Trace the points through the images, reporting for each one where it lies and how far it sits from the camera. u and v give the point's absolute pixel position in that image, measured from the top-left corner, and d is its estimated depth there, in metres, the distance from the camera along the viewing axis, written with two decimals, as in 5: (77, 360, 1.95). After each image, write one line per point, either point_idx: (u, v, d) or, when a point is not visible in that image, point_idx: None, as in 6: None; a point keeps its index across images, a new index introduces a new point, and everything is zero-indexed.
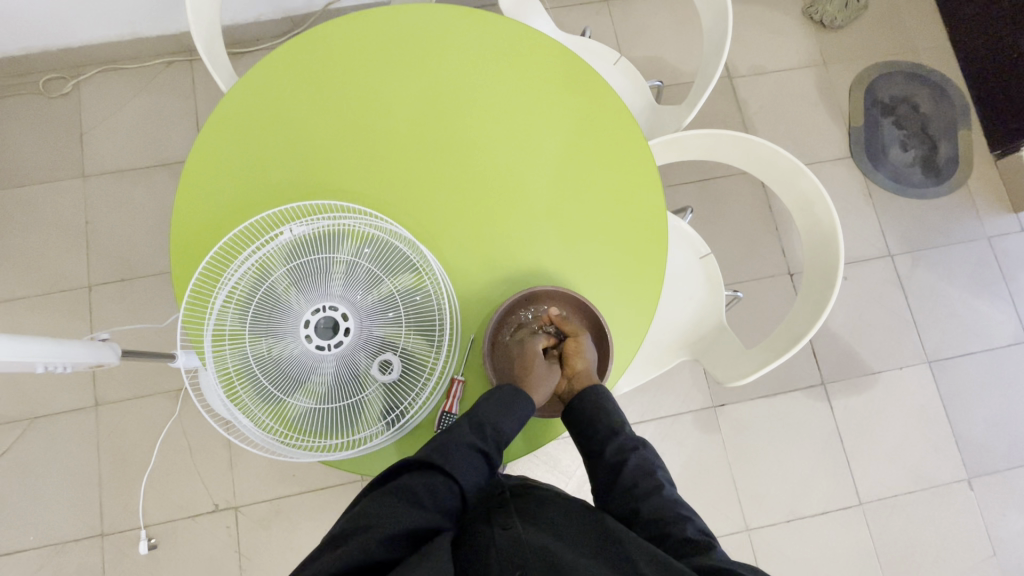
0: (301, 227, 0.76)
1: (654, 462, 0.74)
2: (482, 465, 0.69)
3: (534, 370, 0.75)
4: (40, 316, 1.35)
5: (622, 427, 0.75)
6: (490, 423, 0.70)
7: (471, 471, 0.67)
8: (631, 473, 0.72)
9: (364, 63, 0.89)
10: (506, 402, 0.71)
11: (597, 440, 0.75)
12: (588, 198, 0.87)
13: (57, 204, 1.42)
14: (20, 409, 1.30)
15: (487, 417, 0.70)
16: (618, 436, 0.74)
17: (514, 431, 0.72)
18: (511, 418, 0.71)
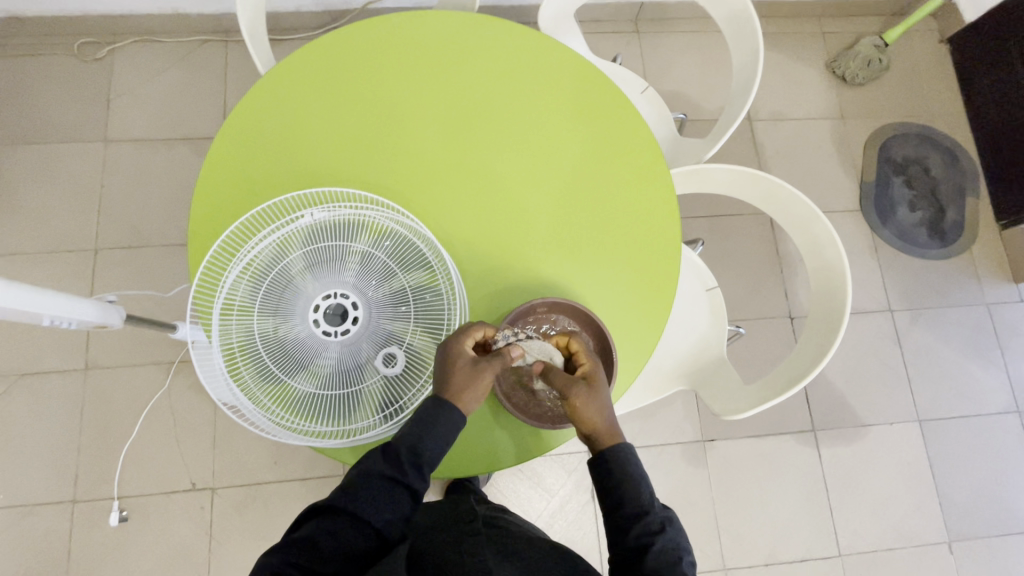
0: (320, 212, 0.76)
1: (681, 548, 0.69)
2: (399, 495, 0.69)
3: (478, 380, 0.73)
4: (42, 273, 1.35)
5: (649, 508, 0.70)
6: (408, 447, 0.70)
7: (383, 506, 0.68)
8: (655, 560, 0.67)
9: (400, 61, 0.91)
10: (428, 420, 0.71)
11: (624, 514, 0.70)
12: (601, 217, 0.88)
13: (74, 165, 1.42)
14: (10, 363, 1.30)
15: (406, 442, 0.70)
16: (641, 518, 0.69)
17: (439, 448, 0.71)
18: (431, 437, 0.70)
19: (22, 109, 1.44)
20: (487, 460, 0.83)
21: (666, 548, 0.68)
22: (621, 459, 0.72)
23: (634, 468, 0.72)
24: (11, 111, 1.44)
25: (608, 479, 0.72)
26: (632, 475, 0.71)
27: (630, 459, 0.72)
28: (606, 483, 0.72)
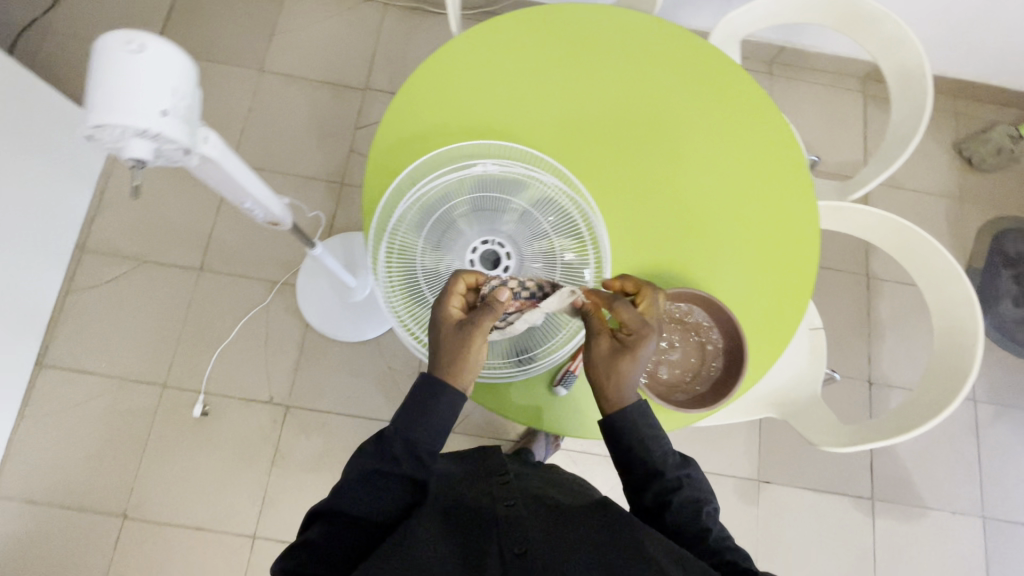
0: (495, 164, 0.83)
1: (702, 496, 0.74)
2: (393, 484, 0.73)
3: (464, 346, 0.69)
4: (182, 176, 1.46)
5: (665, 467, 0.72)
6: (403, 440, 0.71)
7: (381, 497, 0.73)
8: (676, 514, 0.72)
9: (582, 45, 0.96)
10: (422, 405, 0.70)
11: (640, 477, 0.73)
12: (743, 232, 0.89)
13: (229, 85, 1.53)
14: (136, 249, 1.40)
15: (396, 431, 0.72)
16: (660, 478, 0.72)
17: (435, 430, 0.72)
18: (421, 428, 0.71)
19: (196, 26, 1.57)
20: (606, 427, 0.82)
21: (686, 501, 0.72)
22: (637, 421, 0.71)
23: (647, 427, 0.72)
24: (187, 26, 1.57)
25: (624, 450, 0.72)
26: (646, 436, 0.72)
27: (645, 417, 0.71)
28: (620, 449, 0.72)
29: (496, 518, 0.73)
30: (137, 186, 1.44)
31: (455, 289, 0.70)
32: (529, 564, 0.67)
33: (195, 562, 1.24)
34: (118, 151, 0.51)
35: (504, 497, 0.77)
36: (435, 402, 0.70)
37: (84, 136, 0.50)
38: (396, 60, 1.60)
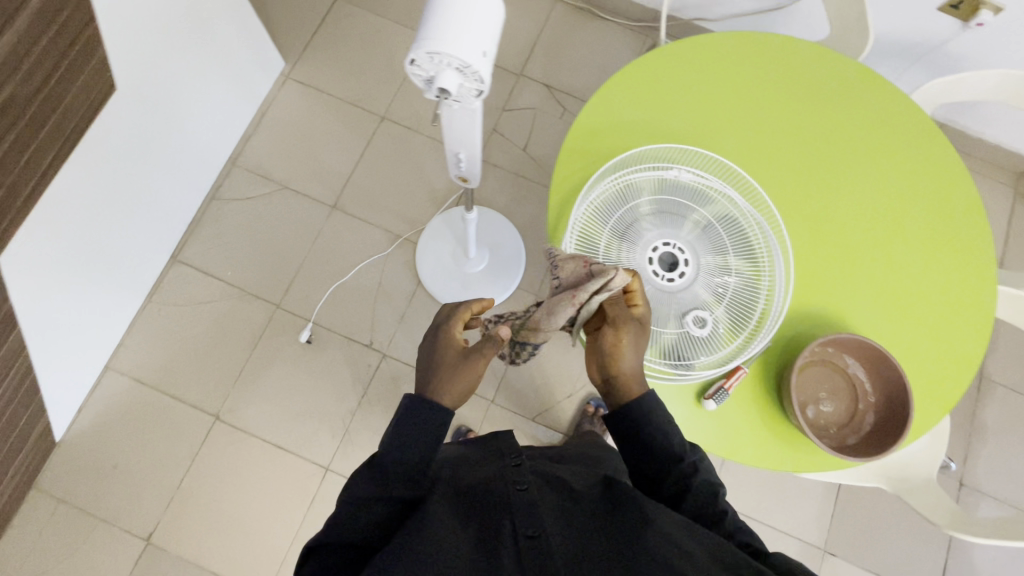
0: (689, 173, 0.84)
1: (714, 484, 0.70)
2: (382, 506, 0.63)
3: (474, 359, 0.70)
4: (336, 117, 1.54)
5: (678, 454, 0.70)
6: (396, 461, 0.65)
7: (372, 521, 0.62)
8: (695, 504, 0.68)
9: (792, 75, 0.93)
10: (409, 418, 0.67)
11: (655, 467, 0.71)
12: (915, 301, 0.86)
13: (396, 42, 1.60)
14: (281, 174, 1.49)
15: (385, 455, 0.66)
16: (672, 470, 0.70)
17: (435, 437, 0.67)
18: (413, 431, 0.66)
19: None
20: (746, 451, 0.79)
21: (699, 489, 0.69)
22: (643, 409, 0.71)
23: (660, 419, 0.71)
24: None
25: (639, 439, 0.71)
26: (657, 425, 0.70)
27: (656, 407, 0.71)
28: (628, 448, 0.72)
29: (507, 499, 0.65)
30: (294, 117, 1.52)
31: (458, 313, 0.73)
32: (544, 547, 0.59)
33: (269, 477, 1.29)
34: (441, 82, 0.54)
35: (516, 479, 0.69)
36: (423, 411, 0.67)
37: (411, 62, 0.53)
38: (555, 54, 1.63)
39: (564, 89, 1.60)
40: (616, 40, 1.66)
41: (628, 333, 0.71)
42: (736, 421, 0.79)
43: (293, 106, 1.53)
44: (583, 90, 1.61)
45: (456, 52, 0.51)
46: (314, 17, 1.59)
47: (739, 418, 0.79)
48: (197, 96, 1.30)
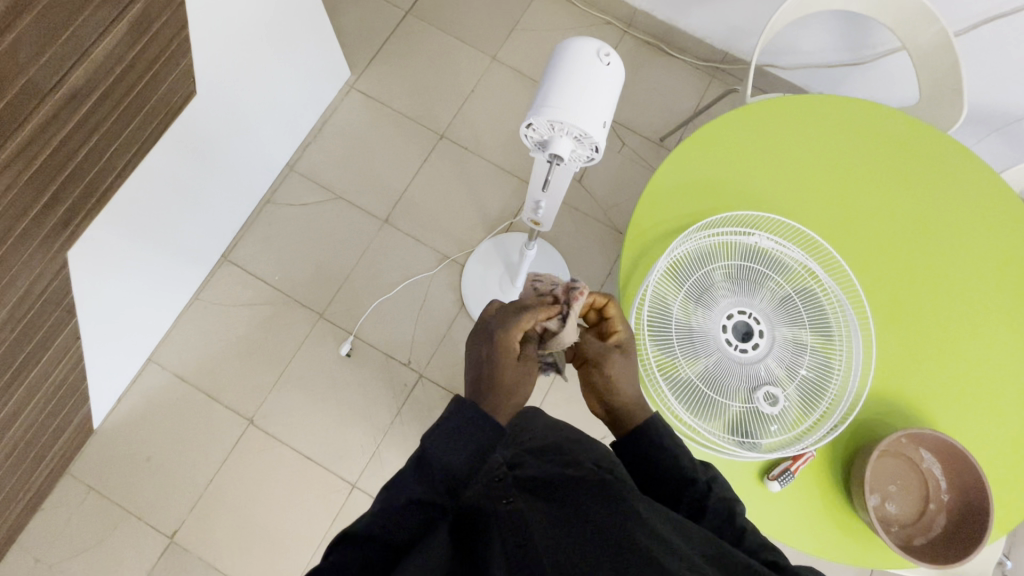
0: (771, 242, 0.82)
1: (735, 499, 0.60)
2: None
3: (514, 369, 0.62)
4: (397, 132, 1.55)
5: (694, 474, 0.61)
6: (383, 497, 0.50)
7: None
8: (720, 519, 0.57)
9: (886, 149, 0.91)
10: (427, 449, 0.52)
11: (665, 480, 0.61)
12: (996, 397, 0.82)
13: (462, 64, 1.61)
14: (337, 184, 1.50)
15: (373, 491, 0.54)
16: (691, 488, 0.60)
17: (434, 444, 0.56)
18: None
19: None
20: (801, 534, 0.76)
21: (718, 507, 0.58)
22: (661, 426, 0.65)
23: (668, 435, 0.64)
24: None
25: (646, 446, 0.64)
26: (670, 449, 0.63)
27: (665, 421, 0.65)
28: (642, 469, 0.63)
29: (490, 505, 0.50)
30: (355, 128, 1.54)
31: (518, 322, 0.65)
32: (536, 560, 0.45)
33: (296, 488, 1.29)
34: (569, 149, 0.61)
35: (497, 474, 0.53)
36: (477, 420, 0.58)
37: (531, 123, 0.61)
38: None
39: (625, 124, 1.59)
40: (682, 78, 1.64)
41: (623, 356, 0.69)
42: (797, 503, 0.77)
43: (355, 117, 1.55)
44: (644, 126, 1.59)
45: (595, 125, 0.59)
46: (383, 31, 1.61)
47: (801, 502, 0.77)
48: (266, 103, 1.32)
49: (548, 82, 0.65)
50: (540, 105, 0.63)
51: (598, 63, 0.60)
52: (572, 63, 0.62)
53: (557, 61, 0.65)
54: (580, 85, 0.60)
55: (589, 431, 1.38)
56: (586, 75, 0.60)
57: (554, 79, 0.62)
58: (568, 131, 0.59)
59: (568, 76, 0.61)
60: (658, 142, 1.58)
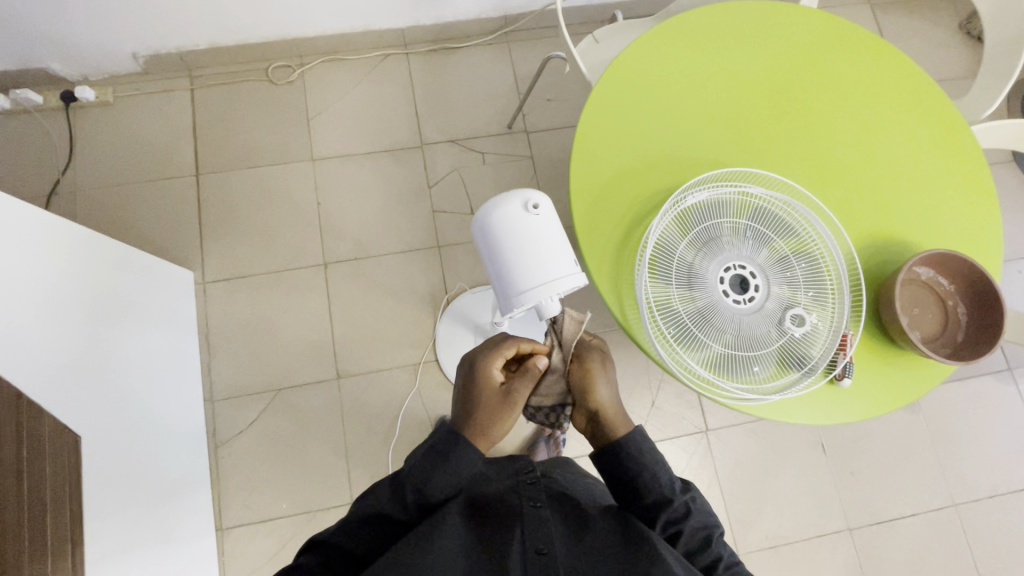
0: (704, 194, 0.84)
1: (710, 524, 0.71)
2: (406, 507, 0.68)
3: (496, 414, 0.69)
4: (281, 291, 1.41)
5: (673, 494, 0.71)
6: (411, 484, 0.68)
7: (391, 503, 0.68)
8: (689, 545, 0.69)
9: (724, 46, 0.94)
10: (443, 452, 0.68)
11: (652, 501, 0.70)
12: (931, 183, 0.91)
13: (289, 186, 1.47)
14: (267, 380, 1.35)
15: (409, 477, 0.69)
16: (669, 506, 0.70)
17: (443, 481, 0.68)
18: (434, 476, 0.68)
19: (227, 136, 1.49)
20: (890, 396, 0.84)
21: (696, 527, 0.70)
22: (638, 446, 0.72)
23: (652, 454, 0.72)
24: (220, 138, 1.49)
25: (631, 470, 0.71)
26: (649, 465, 0.71)
27: (644, 442, 0.72)
28: (624, 479, 0.71)
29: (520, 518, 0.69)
30: (242, 317, 1.39)
31: (506, 350, 0.71)
32: (549, 563, 0.62)
33: None
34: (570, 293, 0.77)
35: (530, 498, 0.73)
36: (458, 452, 0.68)
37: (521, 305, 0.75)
38: (440, 106, 1.55)
39: (470, 135, 1.54)
40: (484, 61, 1.59)
41: (594, 359, 0.74)
42: (870, 374, 0.84)
43: (232, 307, 1.39)
44: (487, 125, 1.55)
45: (578, 262, 0.78)
46: (191, 209, 1.44)
47: (871, 368, 0.84)
48: (150, 371, 1.13)
49: (504, 254, 0.76)
50: (526, 274, 0.75)
51: (545, 210, 0.77)
52: (523, 227, 0.76)
53: (494, 235, 0.77)
54: (546, 238, 0.76)
55: (639, 407, 1.41)
56: (545, 228, 0.76)
57: (520, 249, 0.75)
58: (570, 276, 0.76)
59: (531, 238, 0.75)
60: (509, 131, 1.55)
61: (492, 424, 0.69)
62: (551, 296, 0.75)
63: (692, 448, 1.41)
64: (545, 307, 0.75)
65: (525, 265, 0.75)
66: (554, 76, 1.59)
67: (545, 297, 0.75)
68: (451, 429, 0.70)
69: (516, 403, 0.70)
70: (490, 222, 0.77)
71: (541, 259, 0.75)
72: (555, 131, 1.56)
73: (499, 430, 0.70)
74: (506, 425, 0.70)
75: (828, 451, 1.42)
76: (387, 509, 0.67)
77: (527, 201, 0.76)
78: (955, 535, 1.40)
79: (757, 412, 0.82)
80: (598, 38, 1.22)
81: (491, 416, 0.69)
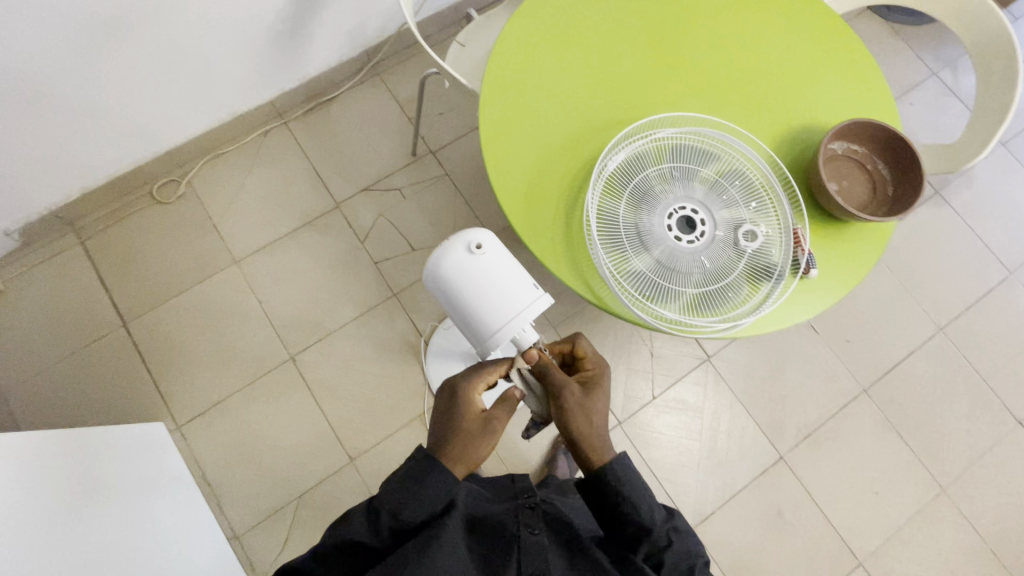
0: (621, 154, 0.86)
1: (695, 554, 0.69)
2: (384, 532, 0.66)
3: (472, 437, 0.69)
4: (261, 402, 1.35)
5: (652, 522, 0.69)
6: (386, 509, 0.66)
7: (367, 531, 0.65)
8: (674, 573, 0.68)
9: (582, 10, 0.96)
10: (419, 480, 0.66)
11: (632, 529, 0.69)
12: (812, 63, 0.96)
13: (224, 297, 1.41)
14: (283, 493, 1.30)
15: (384, 503, 0.66)
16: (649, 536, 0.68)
17: (420, 510, 0.66)
18: (412, 503, 0.66)
19: (140, 273, 1.41)
20: (857, 266, 0.88)
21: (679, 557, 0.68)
22: (619, 473, 0.70)
23: (629, 481, 0.70)
24: (134, 279, 1.40)
25: (612, 496, 0.70)
26: (627, 493, 0.69)
27: (624, 470, 0.70)
28: (607, 506, 0.70)
29: (516, 543, 0.71)
30: (233, 445, 1.32)
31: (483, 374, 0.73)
32: None
33: None
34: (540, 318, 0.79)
35: (528, 522, 0.74)
36: (435, 477, 0.66)
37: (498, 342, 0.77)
38: (339, 161, 1.51)
39: (379, 178, 1.51)
40: (363, 101, 1.56)
41: (570, 391, 0.73)
42: (835, 254, 0.89)
43: (218, 438, 1.32)
44: (393, 161, 1.52)
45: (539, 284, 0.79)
46: (135, 361, 1.36)
47: (837, 246, 0.89)
48: (175, 530, 1.08)
49: (466, 300, 0.78)
50: (492, 312, 0.77)
51: (490, 245, 0.79)
52: (474, 269, 0.78)
53: (450, 286, 0.79)
54: (499, 274, 0.78)
55: (641, 364, 1.44)
56: (495, 263, 0.78)
57: (479, 291, 0.77)
58: (535, 301, 0.77)
59: (485, 276, 0.77)
60: (415, 158, 1.52)
61: (470, 449, 0.69)
62: (523, 327, 0.76)
63: (703, 381, 1.45)
64: (522, 339, 0.77)
65: (489, 305, 0.77)
66: (435, 91, 1.58)
67: (518, 329, 0.76)
68: (429, 452, 0.69)
69: (496, 431, 0.69)
70: (442, 276, 0.79)
71: (502, 293, 0.77)
72: (458, 142, 1.55)
73: (474, 454, 0.69)
74: (484, 451, 0.69)
75: (820, 329, 1.50)
76: (360, 537, 0.65)
77: (469, 243, 0.78)
78: (952, 353, 1.50)
79: (747, 332, 0.85)
80: (463, 42, 1.21)
81: (465, 439, 0.69)
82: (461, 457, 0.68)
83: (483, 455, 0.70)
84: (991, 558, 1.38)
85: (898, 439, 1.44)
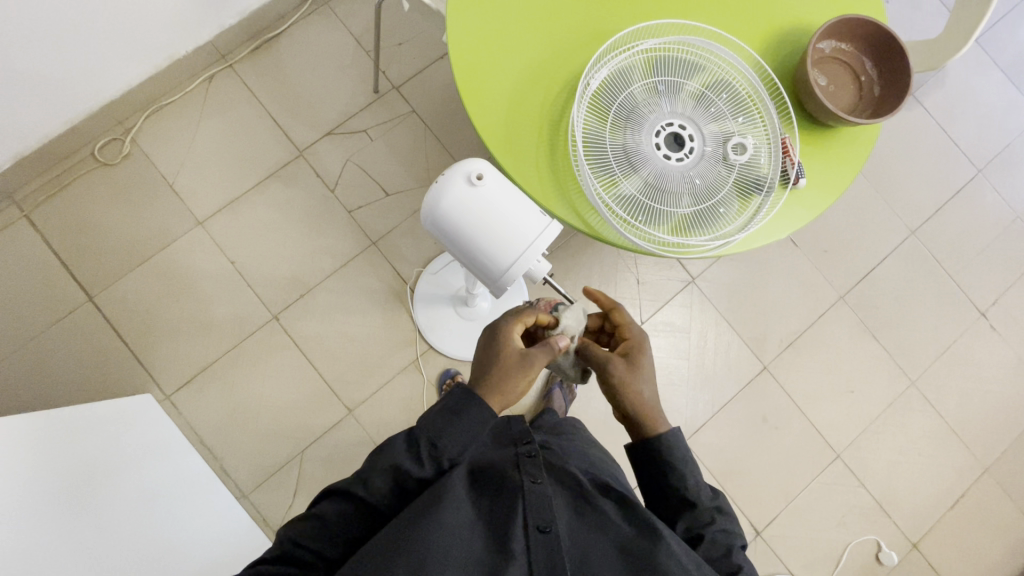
0: (604, 70, 0.81)
1: (735, 535, 0.70)
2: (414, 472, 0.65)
3: (513, 372, 0.70)
4: (249, 364, 1.32)
5: (698, 496, 0.71)
6: (426, 437, 0.66)
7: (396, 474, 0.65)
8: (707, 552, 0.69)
9: None
10: (457, 409, 0.67)
11: (677, 499, 0.72)
12: None
13: (192, 260, 1.34)
14: (286, 449, 1.31)
15: (424, 431, 0.66)
16: (694, 508, 0.71)
17: (460, 441, 0.66)
18: (454, 433, 0.66)
19: (97, 242, 1.32)
20: (848, 167, 0.88)
21: (718, 536, 0.69)
22: (670, 447, 0.73)
23: (682, 455, 0.73)
24: (91, 249, 1.31)
25: (655, 464, 0.73)
26: (680, 465, 0.72)
27: (677, 444, 0.73)
28: (654, 476, 0.73)
29: (520, 492, 0.67)
30: (227, 408, 1.31)
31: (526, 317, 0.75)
32: (553, 543, 0.62)
33: None
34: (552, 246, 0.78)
35: (530, 471, 0.70)
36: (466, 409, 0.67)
37: (511, 274, 0.77)
38: (296, 104, 1.40)
39: (342, 120, 1.41)
40: (313, 35, 1.42)
41: (616, 369, 0.75)
42: (825, 161, 0.88)
43: (210, 402, 1.30)
44: (354, 101, 1.42)
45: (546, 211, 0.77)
46: (109, 334, 1.30)
47: (828, 150, 0.88)
48: (184, 495, 1.08)
49: (469, 237, 0.76)
50: (502, 250, 0.75)
51: (490, 175, 0.75)
52: (475, 203, 0.74)
53: (452, 224, 0.76)
54: (501, 205, 0.74)
55: (627, 291, 1.45)
56: (496, 196, 0.75)
57: (483, 226, 0.75)
58: (545, 231, 0.76)
59: (491, 213, 0.74)
60: (377, 96, 1.42)
61: (509, 382, 0.70)
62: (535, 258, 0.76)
63: (689, 302, 1.48)
64: (535, 269, 0.78)
65: (495, 242, 0.75)
66: (391, 19, 1.45)
67: (532, 261, 0.76)
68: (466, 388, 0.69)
69: (533, 365, 0.70)
70: (445, 216, 0.76)
71: (508, 226, 0.74)
72: (422, 75, 1.44)
73: (512, 388, 0.70)
74: (520, 386, 0.70)
75: (799, 243, 1.52)
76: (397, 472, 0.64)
77: (468, 175, 0.75)
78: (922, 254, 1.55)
79: (737, 249, 0.85)
80: None
81: (505, 373, 0.69)
82: (500, 392, 0.69)
83: (519, 391, 0.71)
84: (954, 438, 1.50)
85: (872, 340, 1.51)
